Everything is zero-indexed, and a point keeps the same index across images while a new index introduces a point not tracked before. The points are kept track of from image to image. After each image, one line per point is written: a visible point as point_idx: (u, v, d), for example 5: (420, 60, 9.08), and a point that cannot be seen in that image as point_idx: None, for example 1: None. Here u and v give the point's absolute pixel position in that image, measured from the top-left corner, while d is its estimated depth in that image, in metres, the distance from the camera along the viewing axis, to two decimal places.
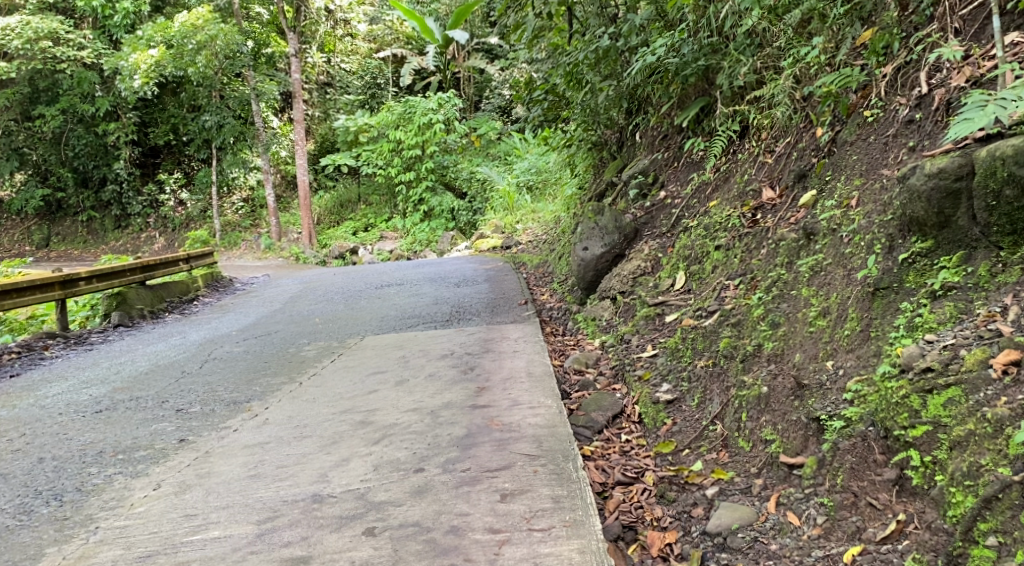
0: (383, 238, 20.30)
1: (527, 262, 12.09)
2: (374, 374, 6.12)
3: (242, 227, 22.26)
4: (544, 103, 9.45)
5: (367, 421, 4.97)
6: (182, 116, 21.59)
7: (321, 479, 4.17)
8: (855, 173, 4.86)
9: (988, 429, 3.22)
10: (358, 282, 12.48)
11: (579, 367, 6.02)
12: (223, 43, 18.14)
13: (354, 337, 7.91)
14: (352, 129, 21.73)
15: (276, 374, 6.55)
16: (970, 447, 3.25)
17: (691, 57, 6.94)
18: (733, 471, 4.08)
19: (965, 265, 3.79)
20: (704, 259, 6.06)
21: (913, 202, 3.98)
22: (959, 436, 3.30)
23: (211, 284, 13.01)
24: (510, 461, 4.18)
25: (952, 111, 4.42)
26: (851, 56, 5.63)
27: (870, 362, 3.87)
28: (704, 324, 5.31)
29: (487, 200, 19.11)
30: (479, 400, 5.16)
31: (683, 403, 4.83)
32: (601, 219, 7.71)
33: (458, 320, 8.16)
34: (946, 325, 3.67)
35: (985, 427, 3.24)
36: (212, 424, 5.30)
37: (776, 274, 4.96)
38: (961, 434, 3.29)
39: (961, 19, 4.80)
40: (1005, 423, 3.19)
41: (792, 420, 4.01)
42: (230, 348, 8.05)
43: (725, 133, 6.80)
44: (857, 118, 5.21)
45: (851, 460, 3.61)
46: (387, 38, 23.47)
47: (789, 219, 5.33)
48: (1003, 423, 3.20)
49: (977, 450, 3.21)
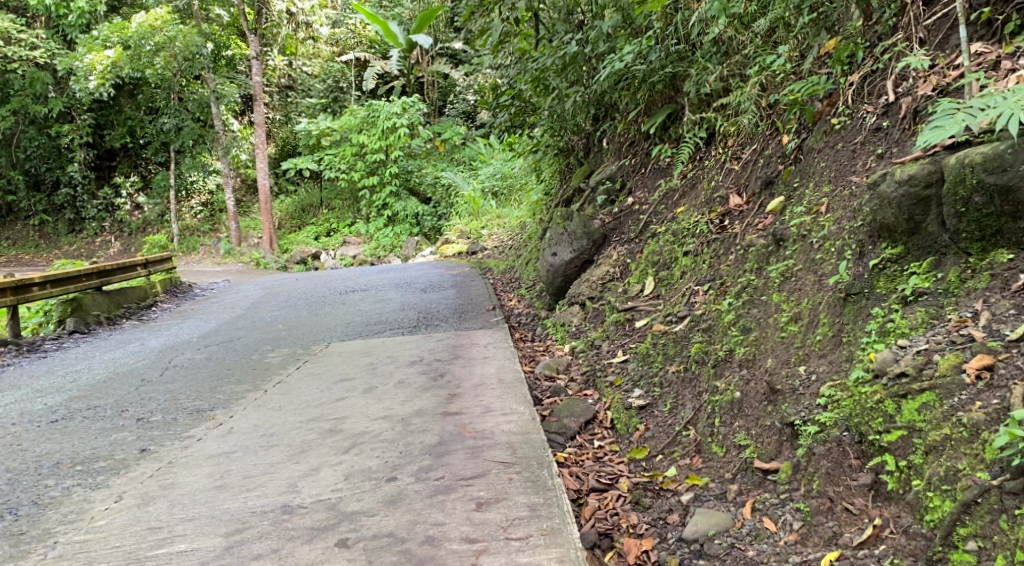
0: (347, 243, 20.11)
1: (494, 267, 12.06)
2: (342, 381, 6.03)
3: (201, 231, 21.91)
4: (510, 109, 9.44)
5: (337, 429, 4.88)
6: (138, 118, 21.43)
7: (292, 489, 4.08)
8: (824, 180, 4.90)
9: (964, 434, 3.26)
10: (322, 287, 12.33)
11: (550, 373, 5.99)
12: (183, 44, 17.83)
13: (319, 343, 7.79)
14: (314, 133, 21.51)
15: (240, 381, 6.42)
16: (945, 451, 3.28)
17: (658, 64, 6.97)
18: (708, 477, 4.09)
19: (935, 270, 3.84)
20: (673, 265, 6.08)
21: (884, 209, 4.03)
22: (934, 441, 3.33)
23: (169, 290, 12.75)
24: (484, 469, 4.13)
25: (920, 119, 4.48)
26: (817, 65, 5.69)
27: (843, 367, 3.90)
28: (675, 329, 5.32)
29: (453, 205, 19.05)
30: (451, 407, 5.11)
31: (656, 409, 4.83)
32: (570, 224, 7.71)
33: (425, 326, 8.09)
34: (917, 331, 3.71)
35: (960, 432, 3.28)
36: (174, 434, 5.17)
37: (746, 279, 4.98)
38: (937, 438, 3.33)
39: (925, 29, 4.84)
40: (981, 427, 3.23)
41: (766, 425, 4.03)
42: (192, 355, 7.89)
43: (692, 139, 6.84)
44: (824, 126, 5.26)
45: (826, 465, 3.63)
46: (350, 41, 23.33)
47: (757, 225, 5.37)
48: (979, 427, 3.24)
49: (954, 455, 3.25)
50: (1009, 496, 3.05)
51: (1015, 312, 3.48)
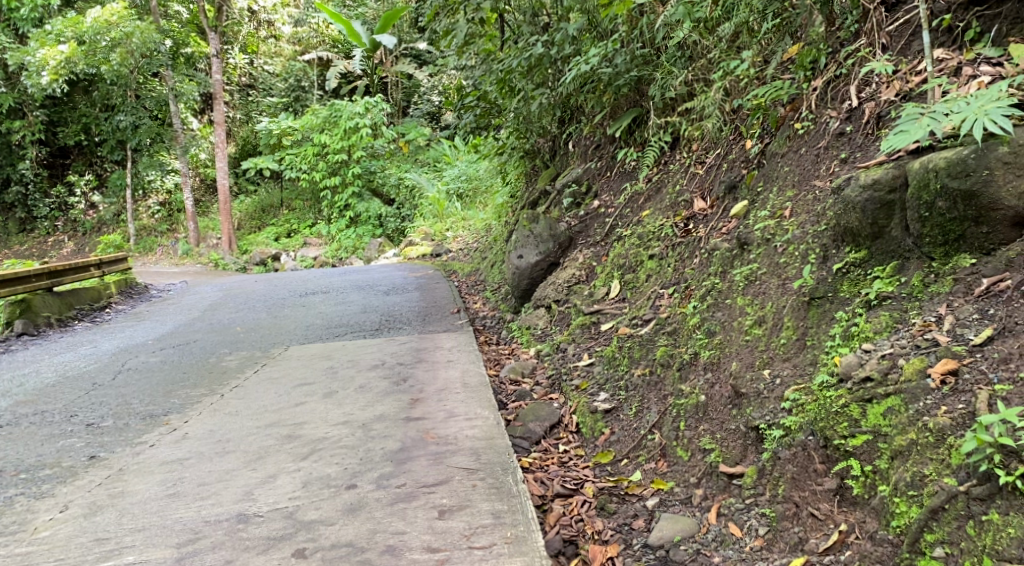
0: (308, 244, 19.83)
1: (458, 269, 11.96)
2: (301, 386, 5.90)
3: (158, 231, 21.50)
4: (475, 110, 9.37)
5: (295, 434, 4.77)
6: (93, 115, 20.72)
7: (247, 498, 3.96)
8: (788, 184, 4.91)
9: (930, 438, 3.26)
10: (282, 289, 12.12)
11: (514, 377, 5.93)
12: (140, 41, 17.44)
13: (279, 347, 7.64)
14: (275, 132, 21.24)
15: (196, 386, 6.26)
16: (911, 457, 3.28)
17: (623, 67, 6.94)
18: (673, 481, 4.06)
19: (898, 275, 3.85)
20: (638, 268, 6.06)
21: (848, 213, 4.04)
22: (900, 446, 3.33)
23: (124, 291, 12.44)
24: (446, 475, 4.05)
25: (883, 124, 4.50)
26: (780, 70, 5.70)
27: (807, 371, 3.89)
28: (641, 332, 5.29)
29: (416, 207, 18.88)
30: (413, 412, 5.02)
31: (621, 412, 4.79)
32: (536, 227, 7.66)
33: (388, 329, 7.98)
34: (882, 335, 3.71)
35: (926, 437, 3.27)
36: (126, 440, 5.01)
37: (711, 283, 4.97)
38: (902, 443, 3.32)
39: (887, 35, 4.86)
40: (946, 432, 3.23)
41: (730, 429, 4.01)
42: (146, 358, 7.68)
43: (657, 143, 6.84)
44: (787, 130, 5.27)
45: (792, 470, 3.62)
46: (313, 40, 23.08)
47: (721, 228, 5.37)
48: (945, 432, 3.24)
49: (920, 460, 3.24)
50: (976, 502, 3.05)
51: (978, 316, 3.49)
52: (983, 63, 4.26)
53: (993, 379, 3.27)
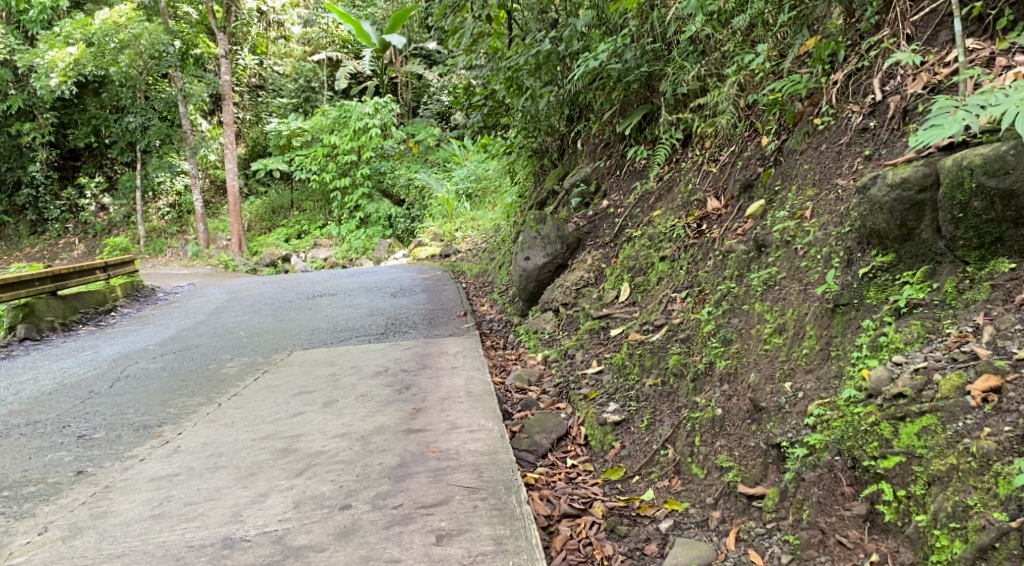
0: (318, 245, 19.64)
1: (467, 271, 11.73)
2: (300, 395, 5.67)
3: (168, 233, 21.36)
4: (483, 109, 9.13)
5: (290, 448, 4.55)
6: (104, 117, 20.54)
7: (235, 520, 3.74)
8: (808, 183, 4.64)
9: (973, 465, 3.01)
10: (288, 292, 11.91)
11: (521, 385, 5.68)
12: (148, 43, 17.38)
13: (281, 352, 7.43)
14: (285, 133, 21.06)
15: (193, 394, 6.05)
16: (951, 484, 3.03)
17: (634, 63, 6.66)
18: (688, 502, 3.82)
19: (929, 280, 3.58)
20: (649, 270, 5.80)
21: (874, 214, 3.77)
22: (938, 471, 3.08)
23: (130, 295, 12.25)
24: (447, 495, 3.83)
25: (910, 119, 4.23)
26: (796, 64, 5.44)
27: (831, 384, 3.64)
28: (652, 339, 5.04)
29: (426, 207, 18.65)
30: (415, 424, 4.79)
31: (632, 425, 4.54)
32: (543, 228, 7.39)
33: (393, 333, 7.76)
34: (913, 346, 3.45)
35: (968, 462, 3.02)
36: (115, 453, 4.79)
37: (726, 287, 4.71)
38: (941, 468, 3.07)
39: (912, 26, 4.59)
40: (991, 458, 2.98)
41: (749, 447, 3.77)
42: (145, 364, 7.48)
43: (669, 141, 6.58)
44: (805, 126, 5.01)
45: (817, 493, 3.36)
46: (322, 40, 22.91)
47: (736, 229, 5.11)
48: (989, 458, 2.99)
49: (962, 488, 2.99)
50: None
51: (1021, 327, 3.24)
52: (1019, 53, 4.00)
53: None
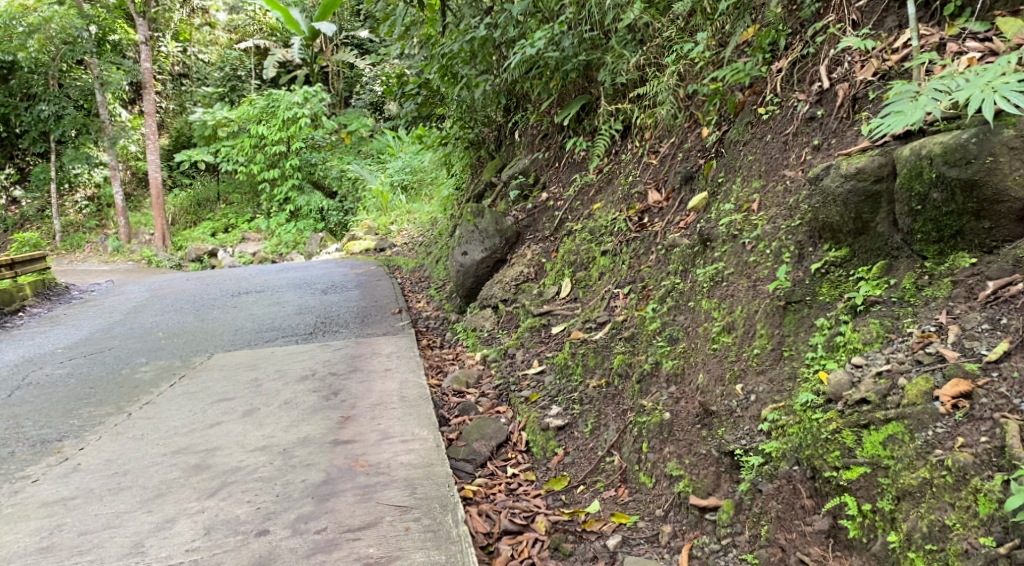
0: (246, 239, 18.90)
1: (402, 265, 11.34)
2: (220, 402, 5.26)
3: (87, 227, 20.28)
4: (417, 98, 8.68)
5: (204, 464, 4.19)
6: (13, 105, 19.25)
7: (135, 552, 3.51)
8: (753, 174, 4.44)
9: (949, 479, 2.83)
10: (213, 288, 11.32)
11: (458, 388, 5.36)
12: (59, 27, 16.65)
13: (202, 354, 6.96)
14: (210, 123, 20.11)
15: (101, 403, 5.57)
16: (924, 500, 2.84)
17: (572, 51, 6.35)
18: (636, 515, 3.61)
19: (886, 276, 3.42)
20: (590, 265, 5.56)
21: (827, 206, 3.60)
22: (908, 485, 2.90)
23: (41, 294, 11.52)
24: (376, 516, 3.61)
25: (860, 107, 4.05)
26: (736, 53, 5.21)
27: (785, 387, 3.44)
28: (594, 338, 4.79)
29: (359, 200, 18.10)
30: (343, 434, 4.45)
31: (576, 430, 4.29)
32: (481, 221, 7.08)
33: (323, 332, 7.37)
34: (872, 346, 3.28)
35: (943, 476, 2.84)
36: (6, 474, 4.40)
37: (670, 283, 4.50)
38: (912, 483, 2.89)
39: (858, 11, 4.38)
40: (969, 472, 2.80)
41: (700, 454, 3.55)
42: (51, 370, 6.93)
43: (608, 132, 6.32)
44: (748, 116, 4.81)
45: (775, 507, 3.18)
46: (249, 28, 22.20)
47: (679, 222, 4.91)
48: (967, 472, 2.81)
49: (937, 506, 2.81)
50: None
51: (989, 327, 3.07)
52: (969, 38, 3.82)
53: (1018, 406, 2.85)
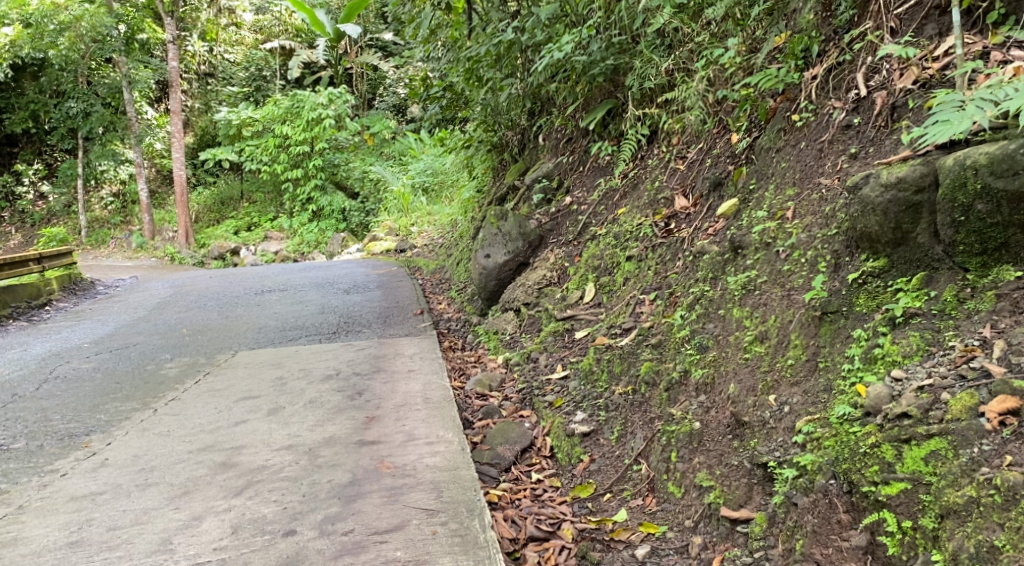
0: (268, 238, 19.01)
1: (423, 267, 11.35)
2: (245, 400, 5.26)
3: (111, 224, 20.43)
4: (442, 101, 8.68)
5: (231, 462, 4.19)
6: (43, 101, 19.48)
7: (163, 549, 3.50)
8: (787, 182, 4.38)
9: (996, 499, 2.76)
10: (236, 286, 11.36)
11: (481, 391, 5.32)
12: (89, 25, 16.75)
13: (225, 352, 6.98)
14: (234, 122, 20.26)
15: (127, 398, 5.59)
16: (970, 520, 2.78)
17: (600, 56, 6.29)
18: (664, 525, 3.56)
19: (926, 288, 3.36)
20: (615, 270, 5.51)
21: (866, 216, 3.54)
22: (954, 504, 2.83)
23: (67, 288, 11.61)
24: (403, 519, 3.59)
25: (900, 116, 3.98)
26: (768, 60, 5.14)
27: (820, 399, 3.40)
28: (620, 343, 4.74)
29: (381, 201, 18.15)
30: (368, 435, 4.43)
31: (602, 436, 4.24)
32: (504, 224, 7.05)
33: (346, 332, 7.37)
34: (912, 359, 3.23)
35: (991, 496, 2.78)
36: (35, 467, 4.42)
37: (699, 290, 4.44)
38: (958, 501, 2.83)
39: (896, 18, 4.32)
40: (1019, 491, 2.74)
41: (731, 465, 3.50)
42: (78, 365, 6.98)
43: (634, 136, 6.26)
44: (781, 123, 4.74)
45: (811, 521, 3.12)
46: (275, 29, 22.34)
47: (708, 229, 4.85)
48: (1016, 492, 2.74)
49: (985, 526, 2.75)
50: None
51: None
52: (1014, 47, 3.75)
53: None
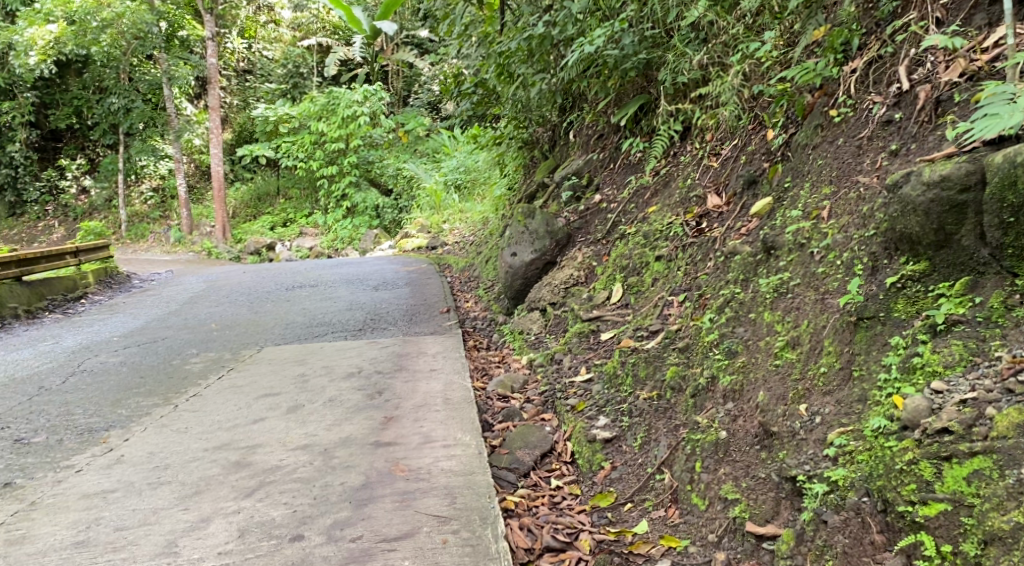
0: (303, 235, 19.22)
1: (453, 264, 11.24)
2: (264, 397, 5.18)
3: (151, 218, 20.60)
4: (473, 97, 8.53)
5: (244, 462, 4.10)
6: (86, 97, 19.75)
7: (167, 552, 3.42)
8: (823, 180, 4.18)
9: None
10: (267, 281, 11.36)
11: (503, 393, 5.19)
12: (130, 22, 16.92)
13: (250, 348, 6.92)
14: (271, 119, 20.33)
15: (149, 393, 5.55)
16: (1017, 547, 2.61)
17: (632, 50, 6.05)
18: (687, 538, 3.40)
19: (971, 294, 3.16)
20: (644, 270, 5.33)
21: (907, 216, 3.34)
22: (999, 529, 2.66)
23: (103, 282, 11.67)
24: (413, 526, 3.47)
25: (945, 111, 3.75)
26: (805, 54, 4.93)
27: (854, 410, 3.21)
28: (646, 347, 4.57)
29: (414, 198, 18.08)
30: (384, 437, 4.32)
31: (624, 443, 4.08)
32: (532, 222, 6.91)
33: (371, 329, 7.28)
34: (954, 370, 3.04)
35: None
36: (52, 462, 4.38)
37: (729, 293, 4.26)
38: (1003, 527, 2.66)
39: (942, 8, 4.10)
40: None
41: (759, 478, 3.33)
42: (105, 358, 6.98)
43: (667, 133, 6.07)
44: (818, 118, 4.53)
45: (842, 541, 2.96)
46: (314, 26, 22.05)
47: (740, 229, 4.66)
48: None
49: None
50: None
51: None
52: None
53: None
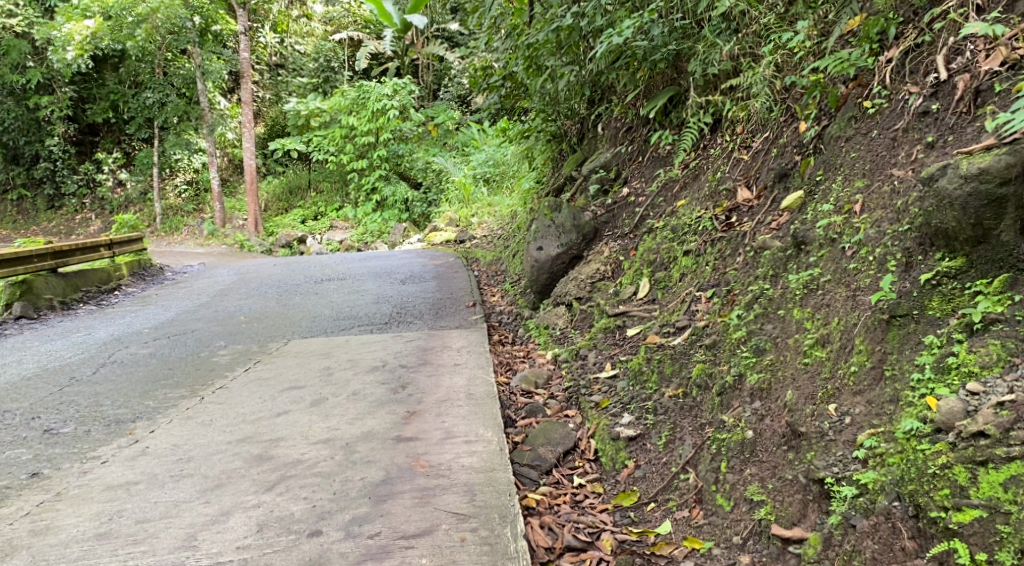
0: (334, 228, 19.24)
1: (480, 257, 11.20)
2: (289, 391, 5.18)
3: (185, 211, 20.67)
4: (501, 90, 8.47)
5: (266, 455, 4.10)
6: (122, 92, 19.95)
7: (187, 545, 3.42)
8: (856, 173, 4.06)
9: None
10: (297, 274, 11.40)
11: (527, 388, 5.14)
12: (164, 16, 16.89)
13: (278, 341, 6.93)
14: (303, 113, 20.39)
15: (177, 385, 5.58)
16: None
17: (660, 41, 5.91)
18: (710, 540, 3.33)
19: (1009, 292, 3.07)
20: (671, 265, 5.24)
21: (942, 210, 3.24)
22: None
23: (136, 273, 11.79)
24: (432, 523, 3.44)
25: (984, 101, 3.63)
26: (839, 44, 4.79)
27: (885, 410, 3.13)
28: (673, 343, 4.48)
29: (443, 192, 18.08)
30: (406, 431, 4.29)
31: (648, 441, 4.00)
32: (558, 216, 6.84)
33: (397, 323, 7.26)
34: (991, 371, 2.96)
35: None
36: (78, 453, 4.41)
37: (758, 289, 4.16)
38: None
39: None
40: None
41: (786, 479, 3.25)
42: (135, 350, 7.04)
43: (696, 125, 5.95)
44: (851, 110, 4.40)
45: (871, 546, 2.89)
46: (345, 20, 22.34)
47: (770, 223, 4.55)
48: None
49: None
50: None
51: None
52: None
53: None
